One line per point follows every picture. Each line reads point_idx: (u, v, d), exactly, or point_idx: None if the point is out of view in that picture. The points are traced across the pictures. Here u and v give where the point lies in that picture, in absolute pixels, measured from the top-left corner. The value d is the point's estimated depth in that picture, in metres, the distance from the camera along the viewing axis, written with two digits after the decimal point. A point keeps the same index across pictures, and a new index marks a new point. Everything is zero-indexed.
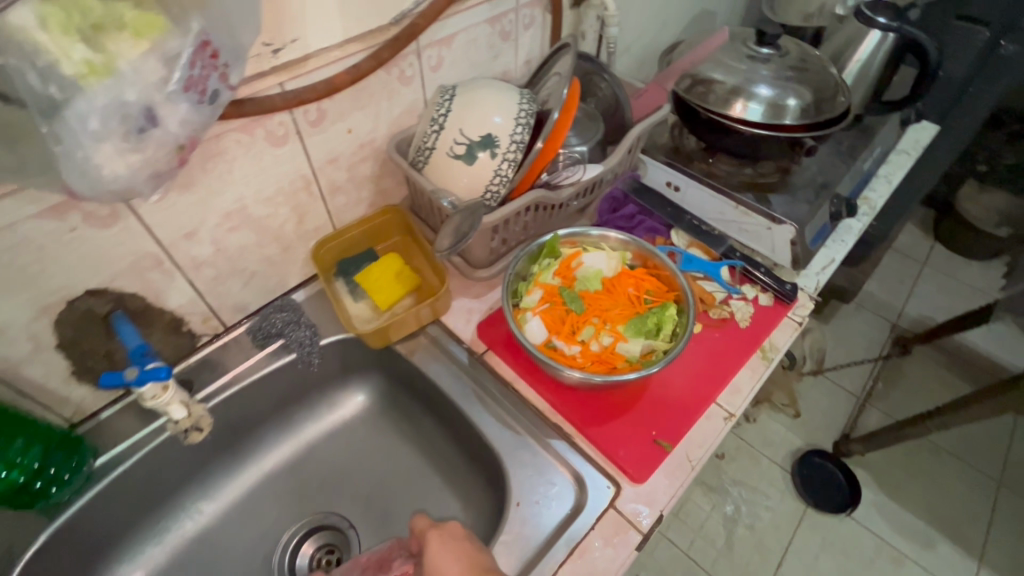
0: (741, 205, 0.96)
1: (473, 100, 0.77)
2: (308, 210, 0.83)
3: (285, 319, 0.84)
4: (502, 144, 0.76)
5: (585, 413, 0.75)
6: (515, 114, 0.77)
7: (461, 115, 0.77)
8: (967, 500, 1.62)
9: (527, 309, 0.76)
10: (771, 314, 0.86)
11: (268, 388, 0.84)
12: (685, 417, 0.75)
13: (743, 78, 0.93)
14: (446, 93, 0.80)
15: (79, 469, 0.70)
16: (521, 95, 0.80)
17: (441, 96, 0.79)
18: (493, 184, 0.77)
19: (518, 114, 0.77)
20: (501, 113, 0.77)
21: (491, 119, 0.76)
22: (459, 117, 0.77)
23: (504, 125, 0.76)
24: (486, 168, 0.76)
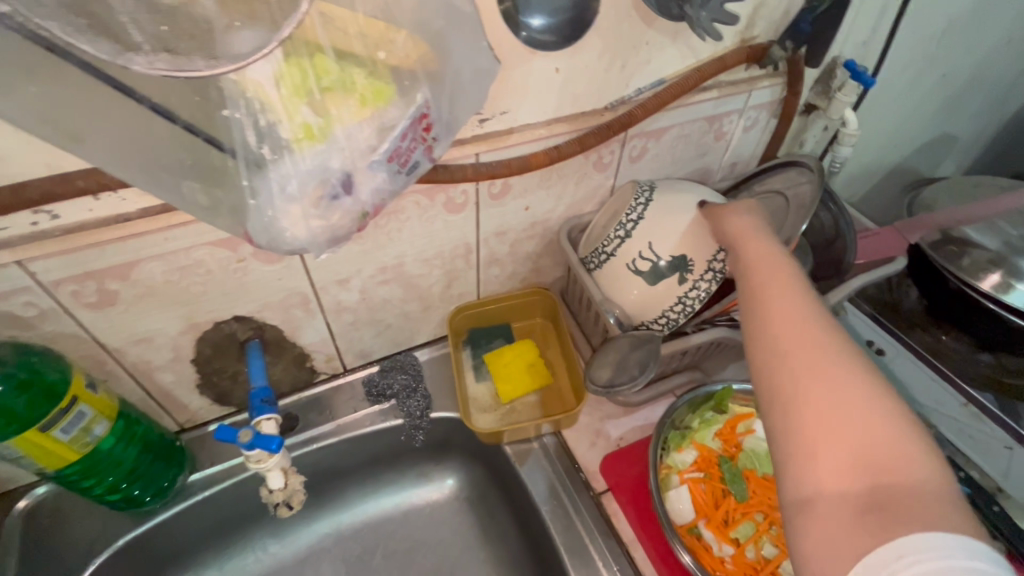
0: (974, 406, 0.75)
1: (673, 211, 0.65)
2: (459, 276, 0.77)
3: (403, 382, 0.79)
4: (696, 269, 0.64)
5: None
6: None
7: (656, 224, 0.66)
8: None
9: (673, 471, 0.62)
10: None
11: (365, 446, 0.79)
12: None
13: (1014, 249, 0.72)
14: (642, 192, 0.68)
15: (171, 487, 0.68)
16: None
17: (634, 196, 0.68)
18: (672, 311, 0.65)
19: None
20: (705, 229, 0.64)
21: (691, 237, 0.64)
22: (655, 225, 0.65)
23: (705, 248, 0.63)
24: (668, 292, 0.65)
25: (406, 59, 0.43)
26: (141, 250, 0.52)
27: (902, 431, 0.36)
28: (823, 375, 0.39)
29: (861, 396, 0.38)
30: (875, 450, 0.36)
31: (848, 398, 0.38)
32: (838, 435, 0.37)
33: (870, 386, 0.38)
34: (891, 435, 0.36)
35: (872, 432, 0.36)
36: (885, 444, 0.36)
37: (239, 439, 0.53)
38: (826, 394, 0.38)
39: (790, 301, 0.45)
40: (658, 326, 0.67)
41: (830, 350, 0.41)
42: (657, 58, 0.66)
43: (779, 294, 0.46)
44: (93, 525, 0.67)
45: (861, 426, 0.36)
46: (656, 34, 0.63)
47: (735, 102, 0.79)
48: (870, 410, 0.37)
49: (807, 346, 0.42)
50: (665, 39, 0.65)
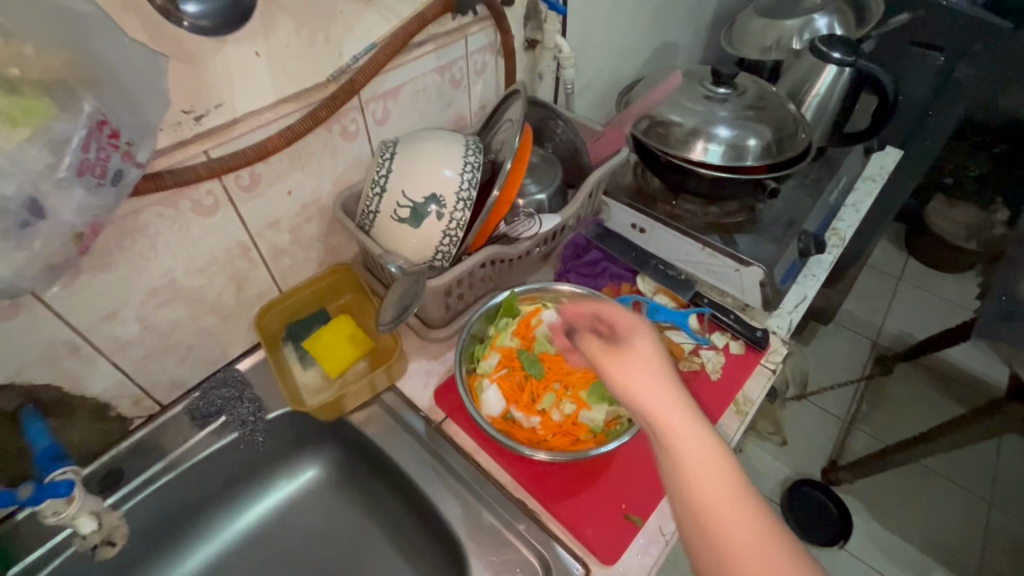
0: (709, 247, 0.93)
1: (415, 158, 0.73)
2: (248, 276, 0.78)
3: (226, 395, 0.79)
4: (448, 196, 0.72)
5: (546, 484, 0.70)
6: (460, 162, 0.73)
7: (403, 173, 0.73)
8: (966, 529, 1.50)
9: (483, 376, 0.71)
10: (743, 363, 0.83)
11: (209, 471, 0.78)
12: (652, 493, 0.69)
13: (702, 121, 0.91)
14: (387, 150, 0.75)
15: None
16: (467, 146, 0.76)
17: (381, 155, 0.74)
18: (443, 244, 0.74)
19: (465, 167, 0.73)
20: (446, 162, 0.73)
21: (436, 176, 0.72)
22: (401, 173, 0.72)
23: (450, 182, 0.72)
24: (433, 229, 0.73)
25: (47, 69, 0.44)
26: None
27: (758, 517, 0.44)
28: (702, 471, 0.46)
29: (728, 489, 0.45)
30: (749, 543, 0.42)
31: (716, 493, 0.45)
32: (718, 532, 0.43)
33: (725, 471, 0.45)
34: (760, 532, 0.43)
35: (747, 531, 0.43)
36: (746, 529, 0.43)
37: (21, 500, 0.59)
38: (735, 530, 0.43)
39: (670, 397, 0.50)
40: (438, 263, 0.75)
41: (700, 443, 0.47)
42: (358, 24, 0.71)
43: (638, 377, 0.51)
44: None
45: (741, 525, 0.43)
46: (346, 3, 0.68)
47: (456, 51, 0.87)
48: (740, 505, 0.44)
49: (684, 452, 0.47)
50: (358, 4, 0.70)
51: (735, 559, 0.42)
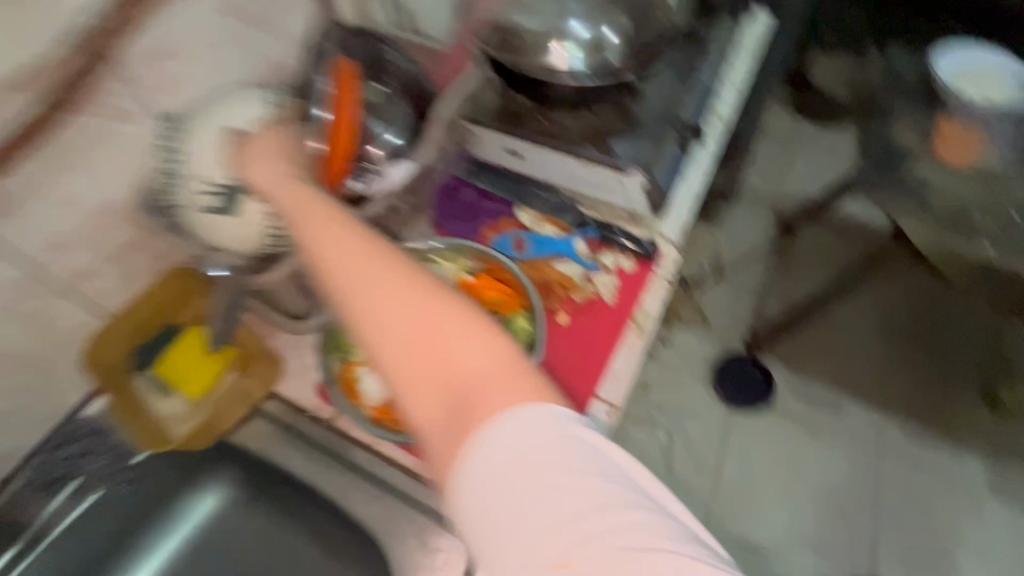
0: (588, 162, 0.85)
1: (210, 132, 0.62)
2: (51, 314, 0.66)
3: (80, 448, 0.71)
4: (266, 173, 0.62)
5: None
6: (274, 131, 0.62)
7: (200, 151, 0.62)
8: (878, 364, 1.59)
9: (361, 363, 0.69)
10: (637, 279, 0.79)
11: (88, 530, 0.71)
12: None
13: (554, 21, 0.82)
14: (174, 128, 0.64)
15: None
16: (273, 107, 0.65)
17: (167, 135, 0.63)
18: (268, 225, 0.63)
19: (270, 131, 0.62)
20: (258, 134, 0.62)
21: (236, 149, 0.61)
22: (196, 153, 0.62)
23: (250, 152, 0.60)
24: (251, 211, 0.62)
25: None
26: None
27: (457, 331, 0.43)
28: (390, 312, 0.43)
29: (420, 318, 0.43)
30: (444, 360, 0.42)
31: (404, 329, 0.43)
32: (412, 364, 0.42)
33: (366, 261, 0.46)
34: (456, 340, 0.42)
35: (445, 351, 0.42)
36: (392, 298, 0.44)
37: None
38: (375, 307, 0.44)
39: (359, 260, 0.46)
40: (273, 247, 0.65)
41: (350, 252, 0.47)
42: None
43: (337, 257, 0.47)
44: None
45: (436, 345, 0.42)
46: None
47: None
48: (438, 324, 0.43)
49: (372, 304, 0.44)
50: None
51: (381, 329, 0.43)
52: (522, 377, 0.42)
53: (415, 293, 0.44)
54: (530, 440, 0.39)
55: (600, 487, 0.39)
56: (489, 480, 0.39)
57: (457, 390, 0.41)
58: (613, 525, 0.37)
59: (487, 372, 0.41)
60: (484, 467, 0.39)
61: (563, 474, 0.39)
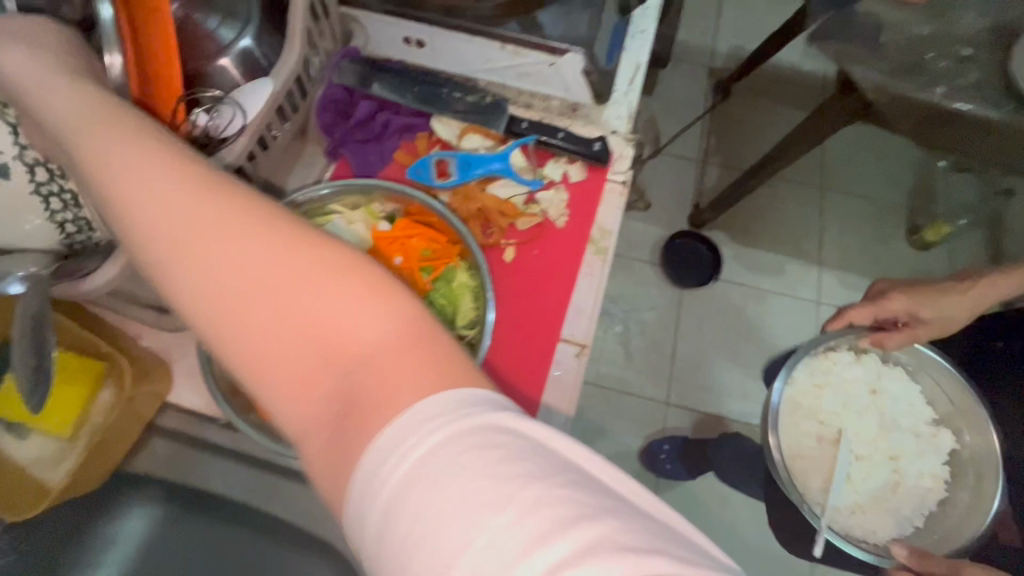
0: (508, 45, 0.67)
1: None
2: None
3: None
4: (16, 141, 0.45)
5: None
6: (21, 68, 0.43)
7: None
8: (817, 217, 1.60)
9: None
10: (588, 190, 0.67)
11: None
12: (525, 401, 0.59)
13: None
14: None
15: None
16: None
17: None
18: (58, 211, 0.48)
19: None
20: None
21: None
22: None
23: None
24: (21, 199, 0.46)
25: None
26: None
27: (305, 279, 0.30)
28: (211, 249, 0.30)
29: (253, 263, 0.30)
30: (288, 315, 0.29)
31: (246, 284, 0.29)
32: (244, 320, 0.29)
33: (184, 196, 0.31)
34: (308, 290, 0.30)
35: (288, 305, 0.29)
36: (225, 248, 0.30)
37: None
38: (205, 261, 0.30)
39: (157, 177, 0.31)
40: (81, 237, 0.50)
41: (161, 184, 0.32)
42: None
43: (141, 189, 0.31)
44: None
45: (275, 299, 0.29)
46: None
47: None
48: (282, 268, 0.30)
49: (186, 243, 0.30)
50: None
51: (215, 293, 0.29)
52: (422, 344, 0.30)
53: (261, 241, 0.30)
54: (423, 436, 0.26)
55: (552, 494, 0.25)
56: (366, 498, 0.26)
57: (320, 357, 0.29)
58: (582, 544, 0.24)
59: (373, 341, 0.29)
60: (364, 469, 0.26)
61: (493, 487, 0.25)
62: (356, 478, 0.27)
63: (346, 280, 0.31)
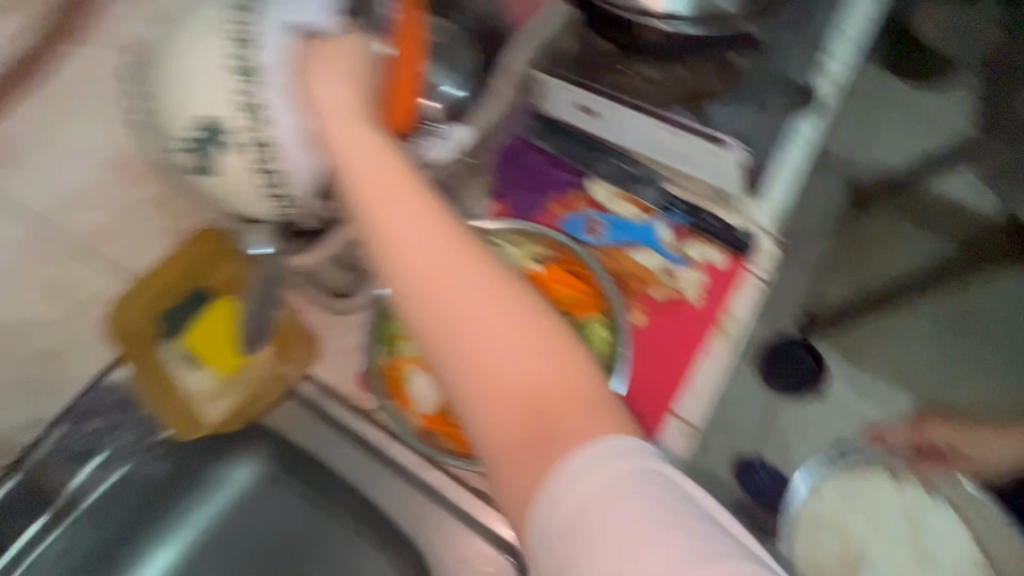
0: (677, 129, 0.70)
1: (169, 72, 0.48)
2: None
3: (99, 427, 0.65)
4: (240, 115, 0.46)
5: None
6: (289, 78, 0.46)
7: (164, 101, 0.48)
8: (947, 361, 1.46)
9: (408, 361, 0.63)
10: (727, 277, 0.68)
11: (111, 511, 0.66)
12: None
13: None
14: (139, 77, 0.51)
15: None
16: (228, 14, 0.47)
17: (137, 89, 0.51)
18: (262, 185, 0.49)
19: (226, 52, 0.46)
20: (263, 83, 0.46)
21: (199, 92, 0.47)
22: (162, 103, 0.49)
23: (216, 91, 0.46)
24: (234, 172, 0.49)
25: None
26: None
27: (529, 334, 0.36)
28: (451, 279, 0.37)
29: (489, 310, 0.36)
30: (514, 362, 0.35)
31: (478, 316, 0.36)
32: (471, 343, 0.36)
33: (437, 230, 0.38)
34: (530, 344, 0.36)
35: (512, 353, 0.35)
36: (461, 280, 0.36)
37: None
38: (446, 289, 0.36)
39: (421, 221, 0.38)
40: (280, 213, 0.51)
41: (415, 214, 0.38)
42: None
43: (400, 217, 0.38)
44: None
45: (505, 344, 0.35)
46: None
47: None
48: (511, 322, 0.36)
49: (439, 283, 0.37)
50: None
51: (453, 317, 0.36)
52: (601, 393, 0.36)
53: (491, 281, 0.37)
54: (614, 467, 0.32)
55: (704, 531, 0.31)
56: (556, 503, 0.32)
57: (525, 385, 0.35)
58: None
59: (565, 379, 0.35)
60: (556, 489, 0.32)
61: (655, 510, 0.31)
62: (549, 507, 0.32)
63: (557, 341, 0.36)
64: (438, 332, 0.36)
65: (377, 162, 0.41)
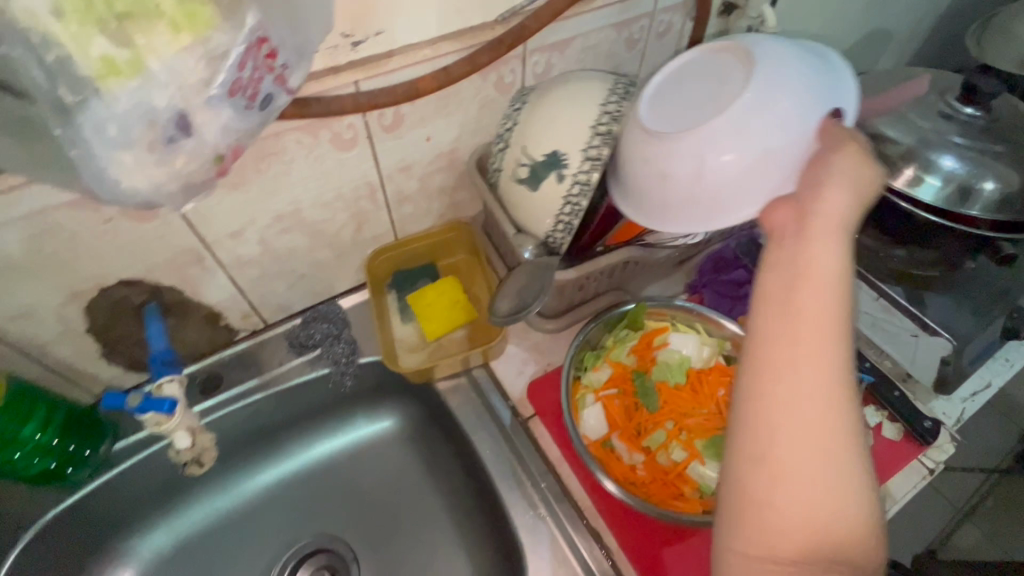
0: (884, 299, 0.76)
1: (545, 107, 0.62)
2: (369, 218, 0.74)
3: (325, 331, 0.78)
4: (584, 160, 0.61)
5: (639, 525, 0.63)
6: (769, 146, 0.52)
7: (529, 125, 0.63)
8: None
9: (588, 389, 0.64)
10: (896, 453, 0.69)
11: (294, 400, 0.78)
12: None
13: (925, 142, 0.72)
14: (518, 100, 0.66)
15: (98, 447, 0.68)
16: (609, 92, 0.63)
17: (511, 104, 0.66)
18: (564, 212, 0.63)
19: (598, 117, 0.61)
20: (745, 136, 0.52)
21: (563, 130, 0.61)
22: (525, 126, 0.63)
23: (577, 137, 0.61)
24: (552, 194, 0.62)
25: None
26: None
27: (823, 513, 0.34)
28: (809, 392, 0.35)
29: (812, 454, 0.34)
30: (804, 514, 0.34)
31: (811, 443, 0.34)
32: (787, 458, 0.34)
33: (828, 341, 0.35)
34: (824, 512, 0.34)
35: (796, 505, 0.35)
36: (816, 401, 0.35)
37: (130, 406, 0.63)
38: (800, 399, 0.35)
39: (812, 337, 0.35)
40: (560, 234, 0.64)
41: (814, 310, 0.36)
42: None
43: (803, 305, 0.36)
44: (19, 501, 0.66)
45: (804, 503, 0.34)
46: None
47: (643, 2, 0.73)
48: (822, 489, 0.34)
49: (780, 401, 0.35)
50: None
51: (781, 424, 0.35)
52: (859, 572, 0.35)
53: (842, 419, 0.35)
54: None
55: None
56: None
57: (806, 526, 0.34)
58: None
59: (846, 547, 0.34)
60: None
61: None
62: None
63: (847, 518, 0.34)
64: (755, 442, 0.36)
65: (795, 260, 0.39)
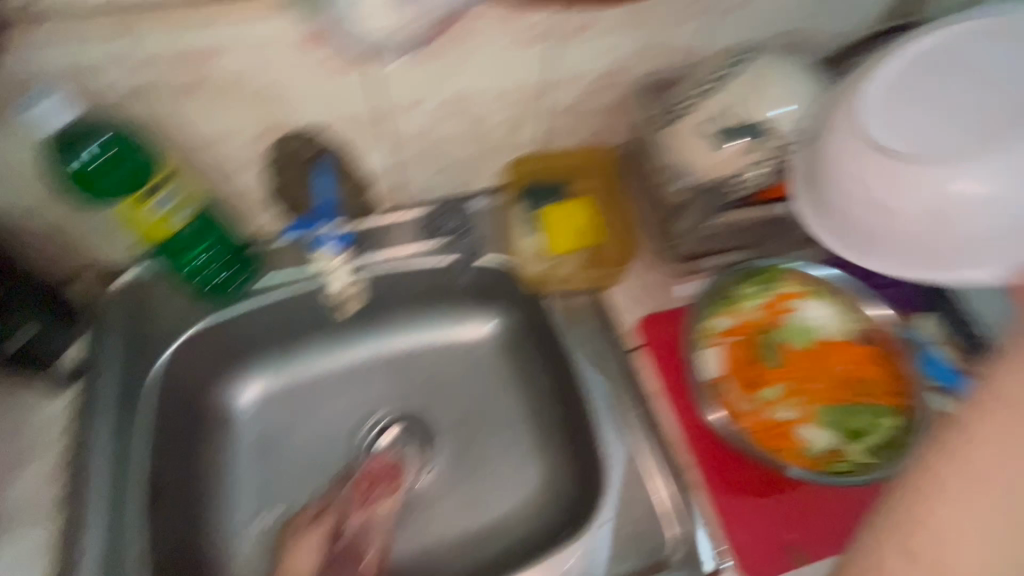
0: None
1: (765, 79, 0.63)
2: (524, 121, 0.75)
3: (456, 223, 0.82)
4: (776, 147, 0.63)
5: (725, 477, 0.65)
6: (1013, 176, 0.48)
7: (745, 86, 0.63)
8: None
9: (710, 334, 0.69)
10: None
11: (411, 279, 0.80)
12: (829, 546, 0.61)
13: None
14: (736, 60, 0.66)
15: (252, 275, 0.75)
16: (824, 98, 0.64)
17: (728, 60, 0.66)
18: (733, 181, 0.65)
19: (807, 116, 0.62)
20: (987, 164, 0.49)
21: (773, 107, 0.62)
22: (737, 86, 0.64)
23: (781, 121, 0.62)
24: (732, 159, 0.63)
25: None
26: (222, 37, 0.54)
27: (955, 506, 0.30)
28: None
29: (1001, 484, 0.29)
30: None
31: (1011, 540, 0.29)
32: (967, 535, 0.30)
33: None
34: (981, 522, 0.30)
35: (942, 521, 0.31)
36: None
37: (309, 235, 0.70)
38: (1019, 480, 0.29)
39: None
40: (718, 195, 0.66)
41: None
42: None
43: None
44: (173, 305, 0.74)
45: None
46: None
47: None
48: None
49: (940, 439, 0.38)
50: None
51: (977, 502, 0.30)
52: None
53: None
54: None
55: None
56: None
57: None
58: None
59: None
60: None
61: None
62: None
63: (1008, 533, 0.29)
64: (921, 453, 0.33)
65: None
